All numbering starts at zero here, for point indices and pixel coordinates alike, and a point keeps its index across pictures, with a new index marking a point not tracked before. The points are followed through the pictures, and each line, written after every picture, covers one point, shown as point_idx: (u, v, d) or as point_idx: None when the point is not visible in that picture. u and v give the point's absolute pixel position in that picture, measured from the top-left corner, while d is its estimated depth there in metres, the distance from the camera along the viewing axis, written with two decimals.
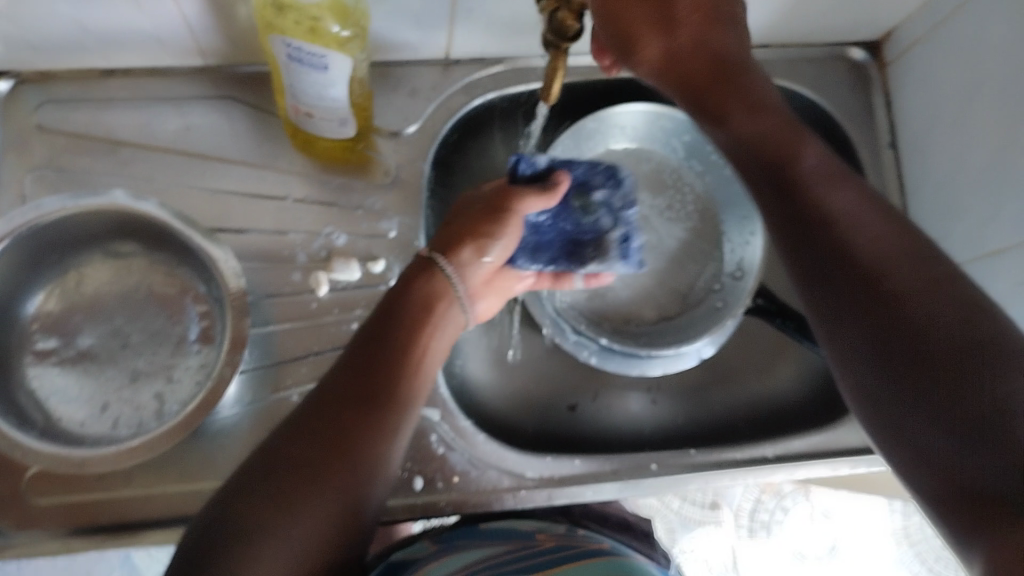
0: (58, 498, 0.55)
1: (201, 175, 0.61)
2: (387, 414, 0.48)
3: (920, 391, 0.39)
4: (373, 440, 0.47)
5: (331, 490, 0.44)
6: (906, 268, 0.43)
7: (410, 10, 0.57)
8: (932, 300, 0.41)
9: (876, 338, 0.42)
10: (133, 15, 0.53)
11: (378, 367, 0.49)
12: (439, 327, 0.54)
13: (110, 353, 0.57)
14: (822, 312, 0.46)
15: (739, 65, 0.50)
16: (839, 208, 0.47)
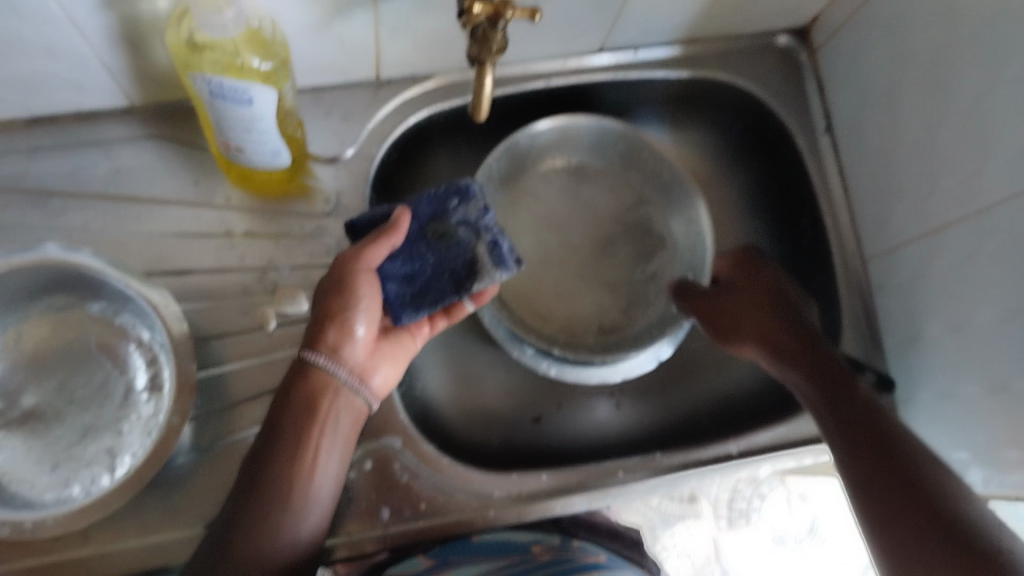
0: (14, 565, 0.53)
1: (135, 219, 0.59)
2: (317, 442, 0.52)
3: (884, 476, 0.51)
4: (305, 468, 0.51)
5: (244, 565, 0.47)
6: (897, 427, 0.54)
7: (335, 36, 0.56)
8: (921, 459, 0.51)
9: (859, 439, 0.54)
10: (50, 62, 0.51)
11: (292, 411, 0.52)
12: (330, 422, 0.53)
13: (57, 410, 0.55)
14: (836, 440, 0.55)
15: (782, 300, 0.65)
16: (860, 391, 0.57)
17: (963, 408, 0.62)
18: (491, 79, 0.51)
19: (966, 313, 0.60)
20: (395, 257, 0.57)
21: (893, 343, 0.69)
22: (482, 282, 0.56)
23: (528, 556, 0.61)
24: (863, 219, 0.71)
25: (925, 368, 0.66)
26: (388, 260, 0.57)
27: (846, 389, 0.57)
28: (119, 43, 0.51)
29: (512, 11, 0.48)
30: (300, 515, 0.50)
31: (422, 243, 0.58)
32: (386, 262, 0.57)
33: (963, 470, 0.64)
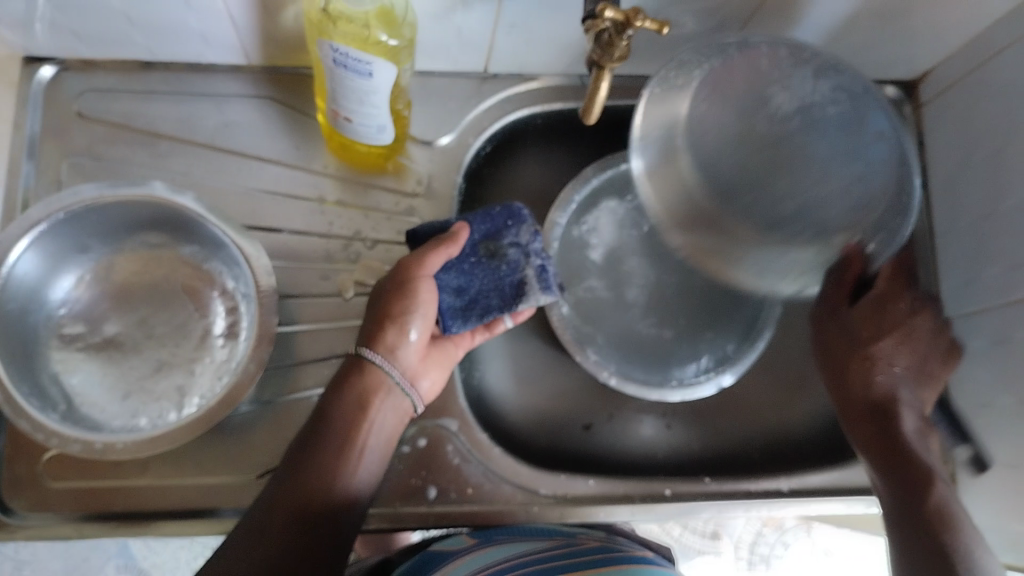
0: (73, 484, 0.55)
1: (236, 173, 0.61)
2: (356, 430, 0.53)
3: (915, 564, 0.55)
4: (339, 454, 0.52)
5: (269, 544, 0.48)
6: (957, 543, 0.55)
7: (456, 24, 0.57)
8: None
9: (913, 537, 0.56)
10: (185, 11, 0.53)
11: (336, 407, 0.53)
12: (375, 423, 0.54)
13: (135, 341, 0.57)
14: (903, 547, 0.56)
15: (867, 336, 0.63)
16: (935, 496, 0.58)
17: None
18: (605, 85, 0.51)
19: None
20: (449, 272, 0.59)
21: (966, 406, 0.68)
22: (527, 301, 0.59)
23: (572, 540, 0.63)
24: (951, 280, 0.71)
25: (997, 436, 0.65)
26: (443, 271, 0.59)
27: (921, 493, 0.58)
28: (253, 3, 0.53)
29: (641, 22, 0.47)
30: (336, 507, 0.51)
31: (475, 258, 0.60)
32: (441, 274, 0.59)
33: None
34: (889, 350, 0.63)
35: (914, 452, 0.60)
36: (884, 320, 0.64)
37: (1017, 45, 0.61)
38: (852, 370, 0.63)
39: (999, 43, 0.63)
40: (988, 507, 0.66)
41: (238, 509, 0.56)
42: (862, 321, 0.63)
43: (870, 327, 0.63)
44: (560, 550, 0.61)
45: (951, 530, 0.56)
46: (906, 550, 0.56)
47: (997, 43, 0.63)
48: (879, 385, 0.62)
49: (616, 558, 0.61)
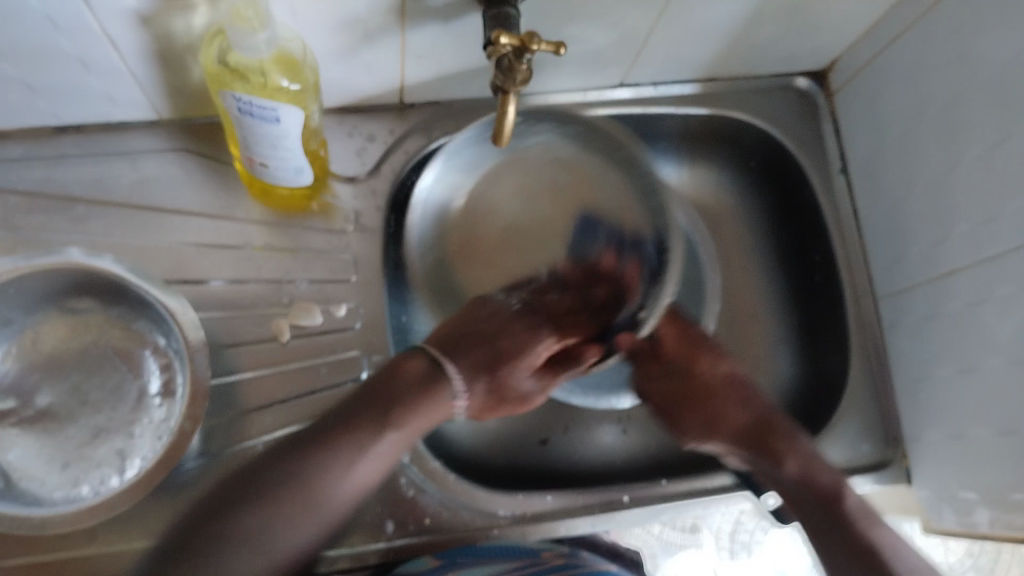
0: (20, 560, 0.54)
1: (158, 228, 0.61)
2: (336, 485, 0.49)
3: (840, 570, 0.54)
4: (315, 495, 0.49)
5: (274, 508, 0.47)
6: (844, 493, 0.57)
7: (363, 60, 0.58)
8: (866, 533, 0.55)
9: (801, 515, 0.59)
10: (85, 73, 0.53)
11: (316, 456, 0.49)
12: (415, 414, 0.54)
13: (70, 411, 0.57)
14: (811, 524, 0.58)
15: (706, 377, 0.65)
16: (827, 471, 0.59)
17: (974, 451, 0.62)
18: (513, 108, 0.51)
19: (977, 354, 0.61)
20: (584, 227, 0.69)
21: (906, 383, 0.69)
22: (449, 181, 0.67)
23: (536, 556, 0.61)
24: (880, 260, 0.72)
25: (937, 408, 0.66)
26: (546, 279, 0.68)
27: (815, 479, 0.58)
28: (155, 59, 0.53)
29: (536, 45, 0.48)
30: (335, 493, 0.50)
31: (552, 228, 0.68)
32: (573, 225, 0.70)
33: (970, 513, 0.64)
34: (711, 399, 0.64)
35: (811, 472, 0.59)
36: (706, 372, 0.65)
37: (914, 27, 0.63)
38: (691, 429, 0.64)
39: (897, 26, 0.65)
40: (938, 478, 0.67)
41: None
42: (686, 377, 0.65)
43: (693, 370, 0.65)
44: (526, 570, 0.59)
45: (872, 530, 0.55)
46: (824, 539, 0.56)
47: (895, 27, 0.65)
48: (739, 416, 0.63)
49: None
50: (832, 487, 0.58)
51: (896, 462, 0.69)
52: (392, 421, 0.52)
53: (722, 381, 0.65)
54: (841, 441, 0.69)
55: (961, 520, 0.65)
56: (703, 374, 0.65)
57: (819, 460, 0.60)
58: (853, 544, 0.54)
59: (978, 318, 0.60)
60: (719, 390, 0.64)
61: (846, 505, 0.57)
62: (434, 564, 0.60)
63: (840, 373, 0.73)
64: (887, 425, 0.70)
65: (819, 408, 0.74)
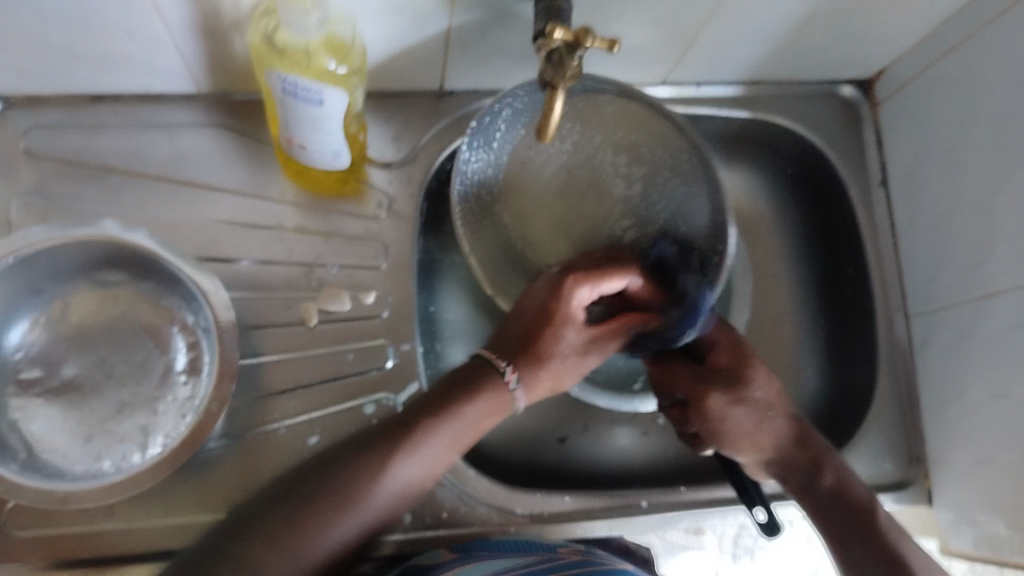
0: (37, 532, 0.53)
1: (190, 203, 0.60)
2: (380, 488, 0.50)
3: None
4: (373, 482, 0.50)
5: (324, 508, 0.48)
6: (880, 517, 0.56)
7: (406, 46, 0.57)
8: (908, 561, 0.53)
9: (836, 542, 0.56)
10: (127, 44, 0.52)
11: (360, 464, 0.50)
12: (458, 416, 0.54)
13: (95, 383, 0.56)
14: (843, 550, 0.56)
15: (756, 389, 0.60)
16: (862, 490, 0.57)
17: (1001, 476, 0.61)
18: (559, 107, 0.51)
19: (1012, 380, 0.60)
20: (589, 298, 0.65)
21: (935, 402, 0.68)
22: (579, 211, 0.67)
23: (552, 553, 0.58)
24: (916, 277, 0.71)
25: (966, 430, 0.65)
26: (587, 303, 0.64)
27: (852, 501, 0.57)
28: (198, 33, 0.52)
29: (591, 42, 0.47)
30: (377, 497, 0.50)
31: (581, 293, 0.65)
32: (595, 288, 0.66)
33: (995, 537, 0.63)
34: (759, 408, 0.59)
35: (848, 485, 0.57)
36: (756, 381, 0.60)
37: (967, 42, 0.62)
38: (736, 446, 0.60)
39: (949, 40, 0.63)
40: (961, 501, 0.66)
41: None
42: (734, 385, 0.60)
43: (743, 380, 0.60)
44: (542, 564, 0.56)
45: (900, 545, 0.54)
46: (854, 561, 0.55)
47: (948, 41, 0.64)
48: (785, 429, 0.59)
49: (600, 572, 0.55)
50: (862, 507, 0.56)
51: (918, 482, 0.69)
52: (426, 443, 0.53)
53: (773, 393, 0.60)
54: (866, 457, 0.68)
55: (985, 544, 0.64)
56: (753, 383, 0.60)
57: (851, 476, 0.58)
58: (892, 567, 0.53)
59: (1017, 343, 0.59)
60: (769, 403, 0.60)
61: (883, 528, 0.55)
62: (451, 556, 0.58)
63: (867, 387, 0.72)
64: (912, 444, 0.69)
65: (843, 424, 0.73)
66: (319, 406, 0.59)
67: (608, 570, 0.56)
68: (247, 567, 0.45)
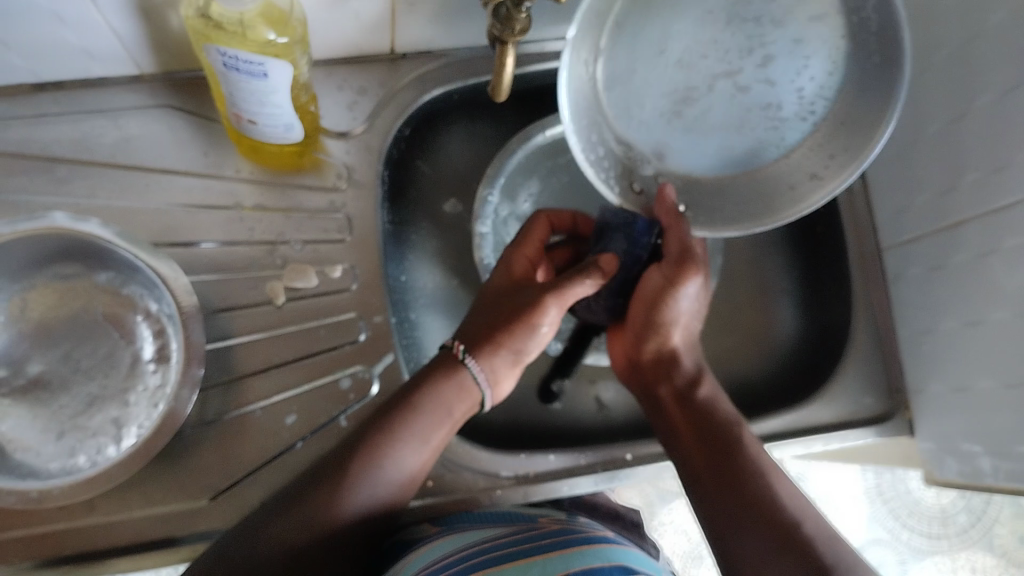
0: (18, 532, 0.52)
1: (144, 189, 0.59)
2: (389, 468, 0.53)
3: (728, 504, 0.52)
4: (383, 462, 0.52)
5: (333, 486, 0.51)
6: (749, 438, 0.56)
7: (351, 12, 0.55)
8: (762, 477, 0.53)
9: (692, 449, 0.56)
10: (61, 28, 0.50)
11: (370, 444, 0.52)
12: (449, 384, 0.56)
13: (62, 378, 0.55)
14: (694, 457, 0.56)
15: (695, 297, 0.61)
16: (731, 411, 0.58)
17: (978, 402, 0.62)
18: (511, 59, 0.50)
19: (985, 308, 0.60)
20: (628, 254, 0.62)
21: (910, 333, 0.68)
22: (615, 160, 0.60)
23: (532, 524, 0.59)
24: (886, 208, 0.70)
25: (941, 360, 0.65)
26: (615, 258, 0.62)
27: (718, 417, 0.57)
28: (132, 11, 0.50)
29: None
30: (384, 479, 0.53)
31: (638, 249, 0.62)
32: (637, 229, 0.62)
33: (975, 462, 0.64)
34: (682, 313, 0.61)
35: (717, 404, 0.59)
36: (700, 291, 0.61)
37: None
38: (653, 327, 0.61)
39: None
40: (942, 429, 0.66)
41: (194, 535, 0.54)
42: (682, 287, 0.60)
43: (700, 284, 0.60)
44: (522, 534, 0.57)
45: (760, 463, 0.54)
46: (714, 468, 0.54)
47: None
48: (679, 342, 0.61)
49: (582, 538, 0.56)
50: (730, 426, 0.57)
51: (899, 413, 0.69)
52: (428, 438, 0.55)
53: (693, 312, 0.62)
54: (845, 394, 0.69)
55: (966, 471, 0.65)
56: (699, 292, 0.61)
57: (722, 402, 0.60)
58: (747, 481, 0.53)
59: (987, 270, 0.59)
60: (688, 316, 0.61)
61: (749, 445, 0.55)
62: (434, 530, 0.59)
63: (845, 324, 0.72)
64: (891, 376, 0.70)
65: (823, 362, 0.73)
66: (294, 384, 0.58)
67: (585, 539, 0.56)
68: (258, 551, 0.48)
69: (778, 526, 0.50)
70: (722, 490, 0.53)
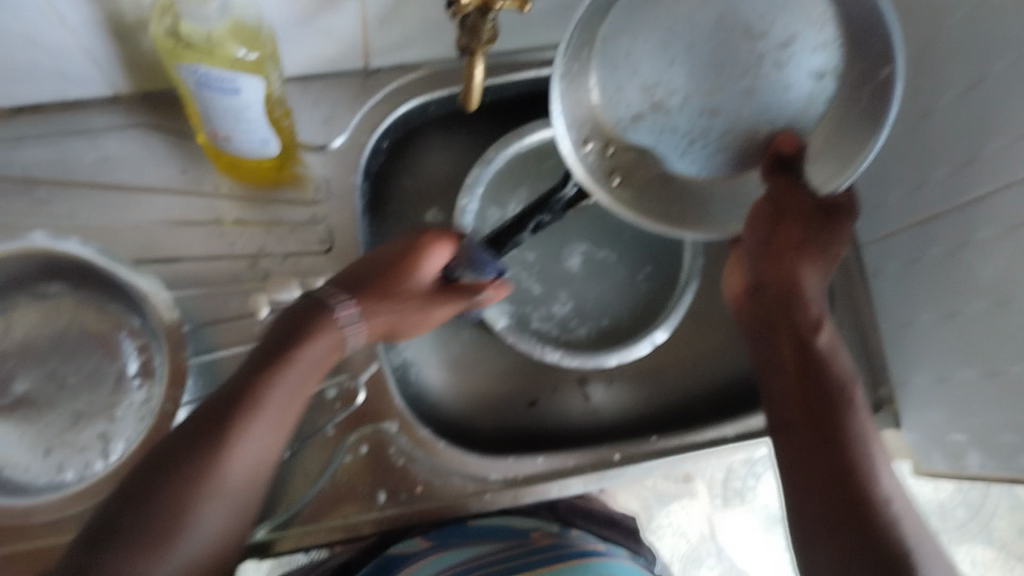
0: (9, 549, 0.53)
1: (125, 207, 0.59)
2: (240, 459, 0.48)
3: (800, 447, 0.52)
4: (241, 444, 0.48)
5: (199, 479, 0.47)
6: (848, 390, 0.53)
7: (320, 28, 0.56)
8: (849, 434, 0.51)
9: (796, 399, 0.54)
10: (34, 51, 0.51)
11: (211, 431, 0.47)
12: (327, 333, 0.52)
13: (49, 396, 0.56)
14: (777, 397, 0.55)
15: (820, 234, 0.56)
16: (846, 363, 0.55)
17: (960, 392, 0.62)
18: (479, 70, 0.51)
19: (961, 300, 0.60)
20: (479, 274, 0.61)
21: (890, 327, 0.69)
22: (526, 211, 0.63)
23: (524, 539, 0.63)
24: (864, 204, 0.71)
25: (922, 353, 0.66)
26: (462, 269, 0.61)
27: (824, 361, 0.54)
28: (103, 34, 0.51)
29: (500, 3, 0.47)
30: (237, 465, 0.48)
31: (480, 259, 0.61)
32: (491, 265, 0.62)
33: (960, 453, 0.64)
34: (814, 252, 0.56)
35: (836, 355, 0.55)
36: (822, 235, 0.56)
37: None
38: (797, 266, 0.56)
39: None
40: (928, 421, 0.67)
41: None
42: (810, 230, 0.55)
43: (822, 227, 0.56)
44: (511, 552, 0.61)
45: (859, 420, 0.52)
46: (789, 404, 0.54)
47: None
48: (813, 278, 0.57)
49: (567, 554, 0.61)
50: (845, 383, 0.53)
51: (884, 407, 0.70)
52: (298, 369, 0.51)
53: (825, 248, 0.57)
54: None
55: (952, 462, 0.65)
56: (826, 234, 0.56)
57: (840, 352, 0.56)
58: (834, 435, 0.51)
59: (961, 263, 0.60)
60: (825, 250, 0.57)
61: (856, 412, 0.52)
62: (427, 543, 0.62)
63: None
64: (873, 370, 0.71)
65: None
66: None
67: (578, 552, 0.62)
68: (136, 565, 0.44)
69: (845, 482, 0.49)
70: (800, 434, 0.52)
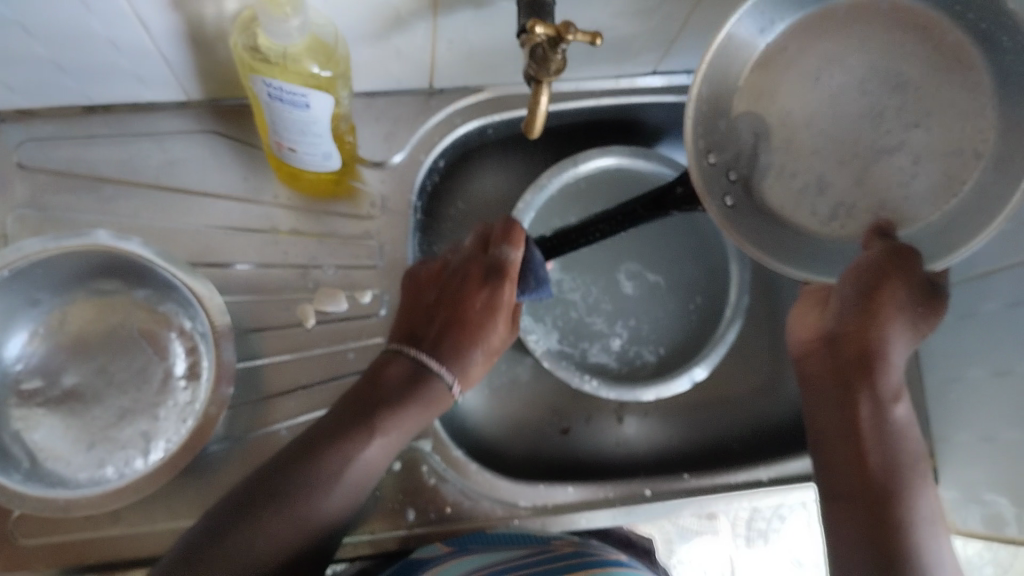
0: (47, 539, 0.54)
1: (183, 210, 0.60)
2: (355, 463, 0.52)
3: (846, 520, 0.50)
4: (354, 456, 0.52)
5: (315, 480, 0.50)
6: (909, 472, 0.50)
7: (391, 48, 0.57)
8: (904, 519, 0.49)
9: (847, 459, 0.52)
10: (114, 53, 0.52)
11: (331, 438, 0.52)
12: (407, 393, 0.55)
13: (96, 391, 0.57)
14: (827, 458, 0.53)
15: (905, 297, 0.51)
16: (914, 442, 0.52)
17: (1005, 453, 0.61)
18: (545, 98, 0.50)
19: (1011, 360, 0.60)
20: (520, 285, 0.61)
21: (936, 381, 0.68)
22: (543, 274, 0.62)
23: (547, 545, 0.59)
24: None
25: (967, 409, 0.65)
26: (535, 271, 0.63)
27: (890, 437, 0.51)
28: (184, 41, 0.52)
29: (572, 35, 0.47)
30: (354, 465, 0.52)
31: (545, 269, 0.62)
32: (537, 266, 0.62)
33: (998, 514, 0.63)
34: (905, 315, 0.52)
35: (908, 429, 0.52)
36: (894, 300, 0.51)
37: None
38: (886, 331, 0.52)
39: None
40: (968, 480, 0.66)
41: None
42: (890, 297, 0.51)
43: (913, 299, 0.51)
44: (534, 557, 0.57)
45: (920, 505, 0.49)
46: (835, 463, 0.52)
47: None
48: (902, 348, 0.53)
49: (592, 562, 0.56)
50: (916, 461, 0.51)
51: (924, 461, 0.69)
52: (426, 383, 0.55)
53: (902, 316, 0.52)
54: None
55: (989, 521, 0.64)
56: (892, 304, 0.51)
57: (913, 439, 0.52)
58: (885, 511, 0.49)
59: (1015, 321, 0.59)
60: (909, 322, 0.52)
61: (920, 491, 0.50)
62: (447, 548, 0.59)
63: None
64: None
65: None
66: (320, 406, 0.59)
67: (602, 560, 0.57)
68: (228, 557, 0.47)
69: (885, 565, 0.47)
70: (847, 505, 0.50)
